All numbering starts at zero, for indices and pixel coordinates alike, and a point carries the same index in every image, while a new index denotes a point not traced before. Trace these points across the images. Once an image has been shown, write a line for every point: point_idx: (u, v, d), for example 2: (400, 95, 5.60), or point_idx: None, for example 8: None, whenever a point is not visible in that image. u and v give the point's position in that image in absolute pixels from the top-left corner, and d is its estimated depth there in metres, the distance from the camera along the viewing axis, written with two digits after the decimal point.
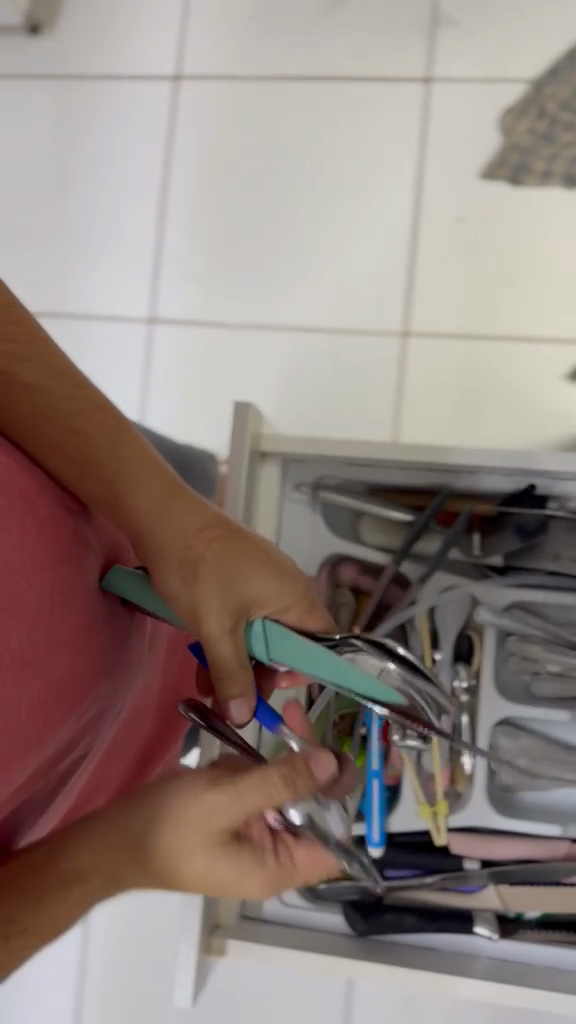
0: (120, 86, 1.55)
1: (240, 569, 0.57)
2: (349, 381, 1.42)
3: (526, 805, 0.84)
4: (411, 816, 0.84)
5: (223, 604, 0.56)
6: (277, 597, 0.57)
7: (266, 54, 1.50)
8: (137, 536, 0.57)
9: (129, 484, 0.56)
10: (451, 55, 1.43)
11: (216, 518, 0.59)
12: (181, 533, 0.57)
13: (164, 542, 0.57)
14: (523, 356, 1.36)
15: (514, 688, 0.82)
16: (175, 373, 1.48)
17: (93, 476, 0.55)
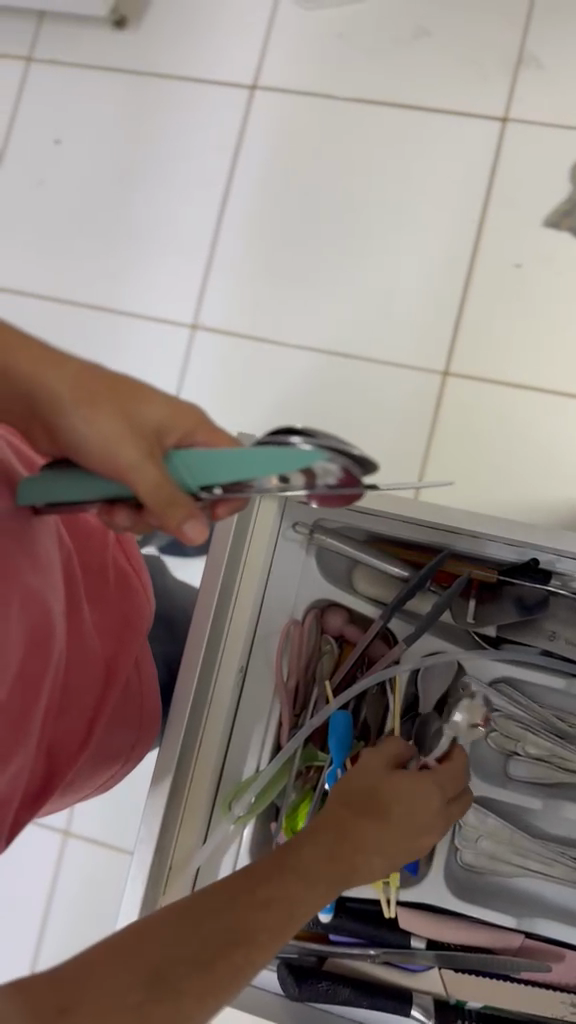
0: (194, 91, 1.55)
1: (133, 397, 0.54)
2: (379, 413, 1.39)
3: (491, 891, 0.75)
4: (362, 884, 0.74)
5: (127, 437, 0.52)
6: (176, 416, 0.54)
7: (346, 76, 1.48)
8: (34, 401, 0.55)
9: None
10: (531, 97, 1.40)
11: (90, 369, 0.55)
12: (64, 376, 0.54)
13: (56, 390, 0.54)
14: (562, 411, 1.33)
15: (491, 766, 0.76)
16: (209, 382, 1.47)
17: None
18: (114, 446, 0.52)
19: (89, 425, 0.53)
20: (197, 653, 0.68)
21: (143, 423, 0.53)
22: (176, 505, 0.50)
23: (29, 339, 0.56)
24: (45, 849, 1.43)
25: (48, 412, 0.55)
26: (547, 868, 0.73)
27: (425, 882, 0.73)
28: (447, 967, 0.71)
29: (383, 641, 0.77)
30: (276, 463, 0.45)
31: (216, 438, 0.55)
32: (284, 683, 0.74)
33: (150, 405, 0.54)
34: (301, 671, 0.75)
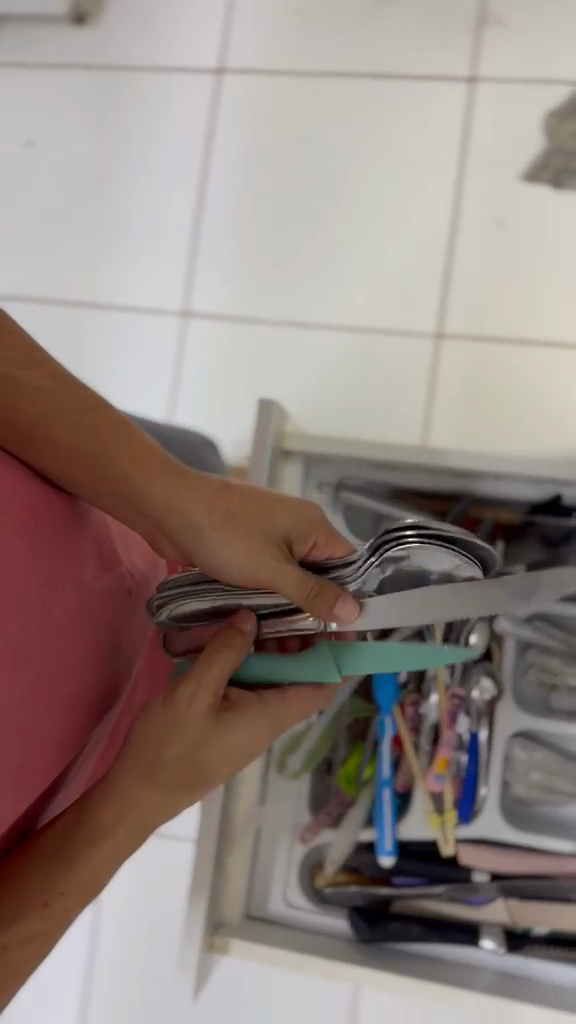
0: (161, 80, 1.55)
1: (267, 511, 0.60)
2: (378, 379, 1.41)
3: (543, 815, 0.80)
4: (421, 823, 0.80)
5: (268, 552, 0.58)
6: (305, 524, 0.60)
7: (311, 50, 1.49)
8: (168, 524, 0.60)
9: (144, 475, 0.58)
10: (498, 54, 1.41)
11: (220, 488, 0.60)
12: (205, 499, 0.59)
13: (192, 508, 0.59)
14: (557, 361, 1.34)
15: (534, 700, 0.81)
16: (205, 367, 1.48)
17: (114, 472, 0.58)
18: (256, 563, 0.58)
19: (228, 545, 0.59)
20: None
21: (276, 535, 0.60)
22: (323, 593, 0.57)
23: (166, 460, 0.60)
24: None
25: (180, 531, 0.60)
26: None
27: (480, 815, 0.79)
28: (511, 897, 0.76)
29: None
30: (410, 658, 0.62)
31: (333, 547, 0.61)
32: None
33: (282, 515, 0.60)
34: None
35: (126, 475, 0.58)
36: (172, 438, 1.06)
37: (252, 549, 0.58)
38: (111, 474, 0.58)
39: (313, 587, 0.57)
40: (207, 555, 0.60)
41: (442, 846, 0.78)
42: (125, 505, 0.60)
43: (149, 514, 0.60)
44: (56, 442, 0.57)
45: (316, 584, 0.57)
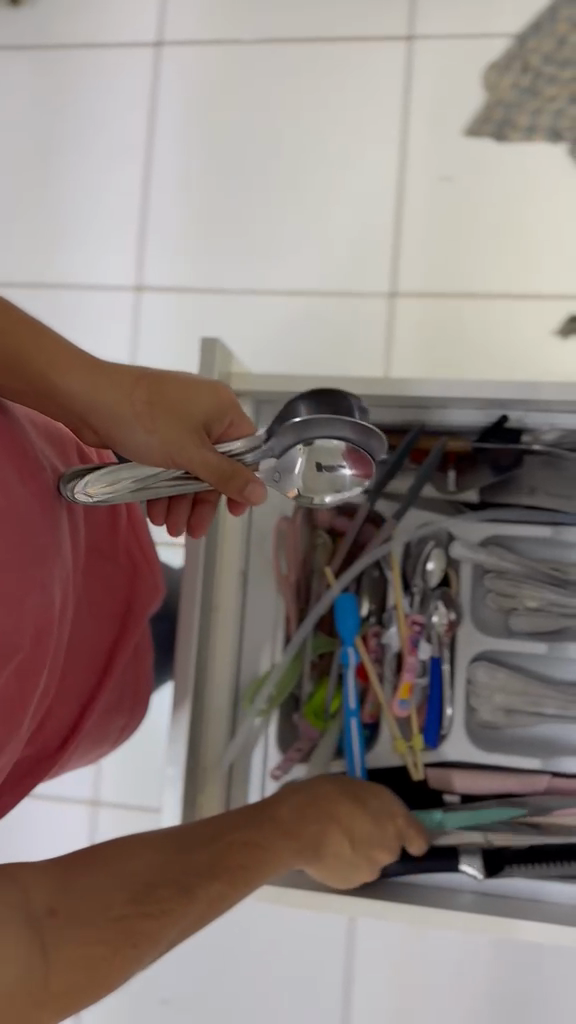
0: (98, 55, 1.54)
1: (184, 397, 0.61)
2: (335, 341, 1.41)
3: (514, 743, 0.75)
4: (389, 752, 0.75)
5: (186, 433, 0.60)
6: (221, 406, 0.62)
7: (248, 17, 1.49)
8: (91, 414, 0.62)
9: (60, 370, 0.61)
10: (433, 11, 1.42)
11: (135, 375, 0.62)
12: (125, 389, 0.61)
13: (112, 399, 0.61)
14: (509, 311, 1.36)
15: (494, 623, 0.76)
16: (163, 341, 1.47)
17: (25, 366, 0.60)
18: (178, 445, 0.60)
19: (150, 431, 0.61)
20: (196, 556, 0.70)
21: (196, 417, 0.61)
22: (236, 474, 0.57)
23: (82, 354, 0.62)
24: (75, 826, 1.40)
25: (104, 421, 0.62)
26: (564, 713, 0.73)
27: (447, 742, 0.74)
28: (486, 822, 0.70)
29: (373, 527, 0.78)
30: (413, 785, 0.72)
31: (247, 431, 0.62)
32: (285, 579, 0.75)
33: (202, 399, 0.61)
34: (300, 566, 0.76)
35: (43, 370, 0.61)
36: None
37: (170, 433, 0.60)
38: (27, 370, 0.60)
39: (224, 469, 0.57)
40: (132, 445, 0.62)
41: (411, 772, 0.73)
42: (48, 401, 0.62)
43: (73, 407, 0.62)
44: None
45: (232, 466, 0.57)
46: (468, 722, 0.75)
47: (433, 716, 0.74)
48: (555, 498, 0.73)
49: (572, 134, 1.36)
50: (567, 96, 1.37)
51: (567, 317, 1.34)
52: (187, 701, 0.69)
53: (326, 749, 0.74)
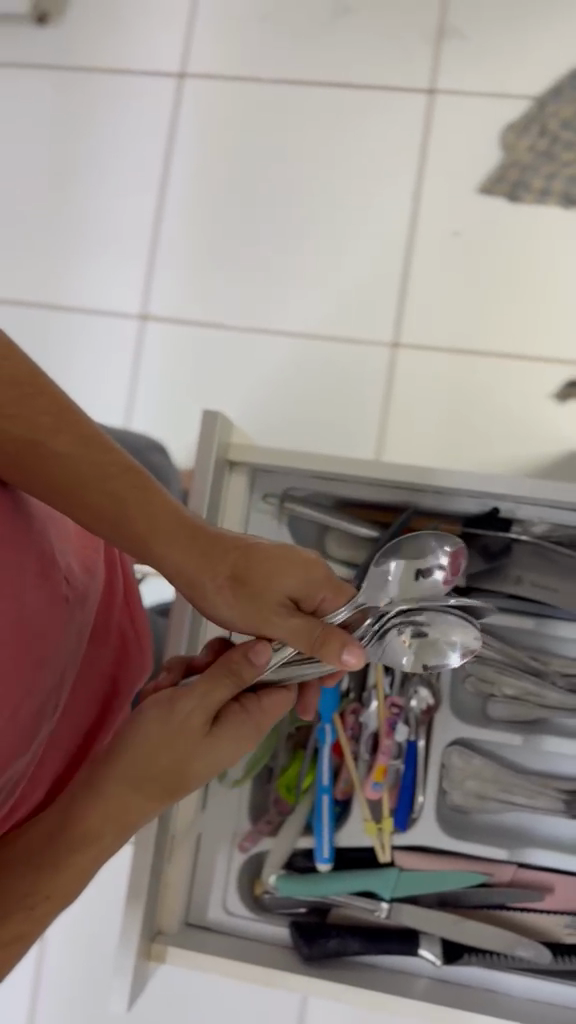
0: (122, 83, 1.55)
1: (275, 570, 0.55)
2: (335, 386, 1.42)
3: (482, 827, 0.77)
4: (358, 831, 0.76)
5: (274, 610, 0.56)
6: (310, 578, 0.56)
7: (274, 57, 1.49)
8: (177, 581, 0.57)
9: (155, 534, 0.55)
10: (456, 67, 1.43)
11: (234, 544, 0.56)
12: (216, 562, 0.56)
13: (199, 573, 0.56)
14: (510, 372, 1.37)
15: (470, 709, 0.77)
16: (165, 373, 1.48)
17: (119, 524, 0.55)
18: (267, 619, 0.56)
19: (236, 607, 0.56)
20: (181, 632, 0.76)
21: (285, 591, 0.56)
22: (331, 640, 0.54)
23: (176, 510, 0.56)
24: None
25: (191, 592, 0.57)
26: (535, 801, 0.75)
27: (416, 823, 0.75)
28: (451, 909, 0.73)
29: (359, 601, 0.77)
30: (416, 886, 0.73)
31: (339, 595, 0.57)
32: None
33: (290, 574, 0.56)
34: None
35: (134, 533, 0.56)
36: (119, 434, 1.05)
37: (256, 611, 0.56)
38: (116, 529, 0.56)
39: (318, 634, 0.55)
40: (215, 615, 0.58)
41: (378, 852, 0.75)
42: (130, 553, 0.57)
43: (157, 569, 0.57)
44: (70, 490, 0.55)
45: (317, 632, 0.55)
46: (439, 805, 0.77)
47: (403, 798, 0.76)
48: (541, 589, 0.73)
49: None
50: None
51: (566, 383, 1.35)
52: None
53: (296, 822, 0.76)
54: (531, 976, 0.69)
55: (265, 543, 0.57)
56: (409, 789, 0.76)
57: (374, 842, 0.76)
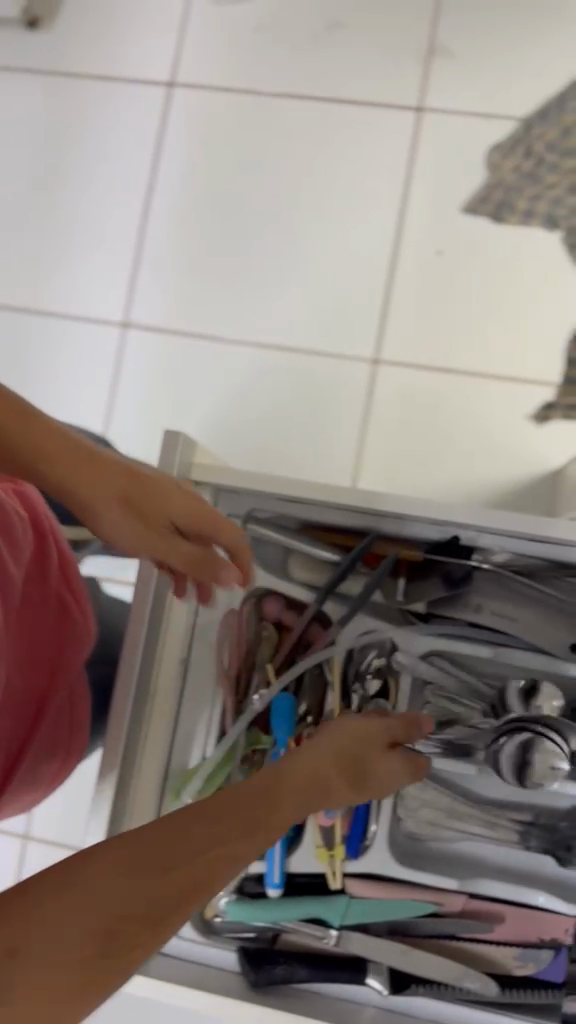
0: (112, 89, 1.55)
1: (162, 498, 0.65)
2: (315, 401, 1.42)
3: (437, 855, 0.77)
4: (308, 857, 0.76)
5: (157, 533, 0.65)
6: (192, 510, 0.66)
7: (264, 69, 1.49)
8: (68, 501, 0.64)
9: (51, 462, 0.62)
10: (445, 86, 1.43)
11: (122, 472, 0.64)
12: (104, 487, 0.64)
13: (89, 497, 0.63)
14: (489, 392, 1.37)
15: None
16: (145, 381, 1.48)
17: (15, 454, 0.61)
18: (150, 541, 0.65)
19: (125, 527, 0.65)
20: (139, 628, 0.69)
21: (170, 518, 0.65)
22: (206, 564, 0.67)
23: (70, 442, 0.63)
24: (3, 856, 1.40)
25: (80, 510, 0.65)
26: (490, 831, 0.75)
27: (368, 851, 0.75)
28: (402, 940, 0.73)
29: (319, 624, 0.77)
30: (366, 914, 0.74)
31: (225, 532, 0.67)
32: (224, 670, 0.75)
33: (177, 505, 0.65)
34: (240, 657, 0.76)
35: (31, 461, 0.62)
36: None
37: (142, 532, 0.65)
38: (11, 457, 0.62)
39: (197, 557, 0.66)
40: (103, 533, 0.66)
41: (329, 879, 0.74)
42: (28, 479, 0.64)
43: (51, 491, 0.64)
44: None
45: (203, 555, 0.66)
46: (394, 832, 0.77)
47: (355, 826, 0.75)
48: (500, 618, 0.73)
49: (567, 224, 1.37)
50: (567, 185, 1.38)
51: (544, 405, 1.35)
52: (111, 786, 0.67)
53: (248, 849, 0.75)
54: (479, 1010, 0.69)
55: (152, 472, 0.66)
56: (362, 817, 0.75)
57: (326, 869, 0.75)
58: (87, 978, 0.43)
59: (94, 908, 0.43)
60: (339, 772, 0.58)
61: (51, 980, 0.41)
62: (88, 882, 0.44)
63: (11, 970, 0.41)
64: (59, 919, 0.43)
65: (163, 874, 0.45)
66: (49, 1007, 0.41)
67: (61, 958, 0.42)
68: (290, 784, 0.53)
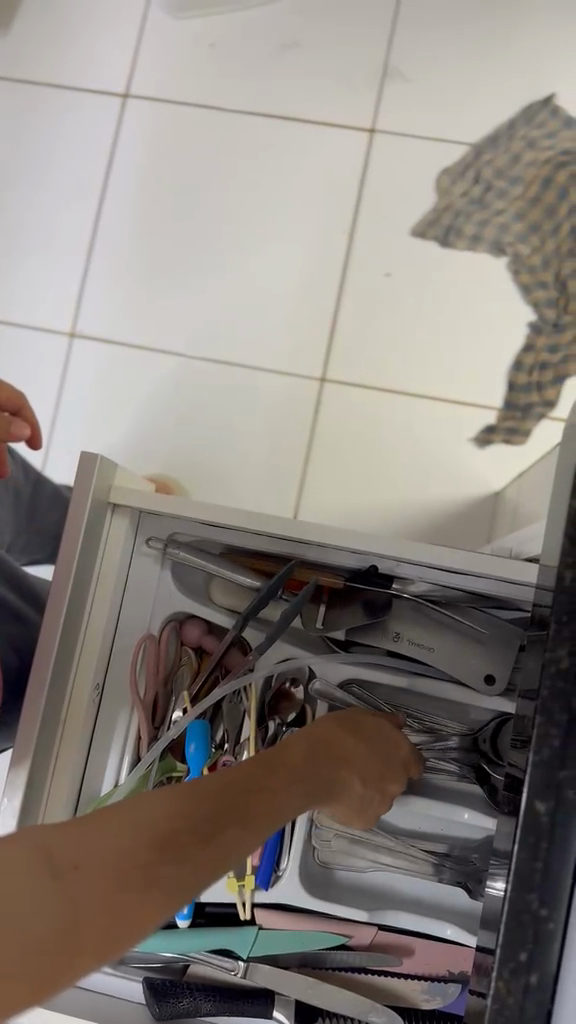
0: (66, 98, 1.54)
1: None
2: (258, 415, 1.41)
3: (345, 883, 0.78)
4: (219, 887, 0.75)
5: None
6: None
7: (219, 85, 1.49)
8: None
9: None
10: (397, 109, 1.44)
11: None
12: None
13: None
14: (431, 415, 1.37)
15: None
16: (90, 391, 1.47)
17: None
18: None
19: None
20: (51, 642, 0.66)
21: None
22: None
23: None
24: None
25: None
26: (400, 862, 0.75)
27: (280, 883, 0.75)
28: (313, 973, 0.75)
29: (239, 650, 0.77)
30: (280, 943, 0.75)
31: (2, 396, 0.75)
32: (141, 699, 0.75)
33: None
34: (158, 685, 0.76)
35: None
36: (22, 456, 1.03)
37: None
38: None
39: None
40: None
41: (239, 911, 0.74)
42: None
43: None
44: None
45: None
46: (307, 861, 0.77)
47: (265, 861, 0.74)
48: (417, 647, 0.74)
49: (513, 249, 1.37)
50: (512, 213, 1.36)
51: (485, 429, 1.36)
52: (25, 765, 0.65)
53: None
54: None
55: None
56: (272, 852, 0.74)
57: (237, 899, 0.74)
58: (113, 936, 0.38)
59: (155, 826, 0.42)
60: (344, 738, 0.61)
61: (115, 893, 0.39)
62: (142, 808, 0.42)
63: (74, 879, 0.38)
64: (118, 833, 0.41)
65: (215, 808, 0.44)
66: (110, 929, 0.38)
67: (126, 868, 0.40)
68: (302, 759, 0.54)
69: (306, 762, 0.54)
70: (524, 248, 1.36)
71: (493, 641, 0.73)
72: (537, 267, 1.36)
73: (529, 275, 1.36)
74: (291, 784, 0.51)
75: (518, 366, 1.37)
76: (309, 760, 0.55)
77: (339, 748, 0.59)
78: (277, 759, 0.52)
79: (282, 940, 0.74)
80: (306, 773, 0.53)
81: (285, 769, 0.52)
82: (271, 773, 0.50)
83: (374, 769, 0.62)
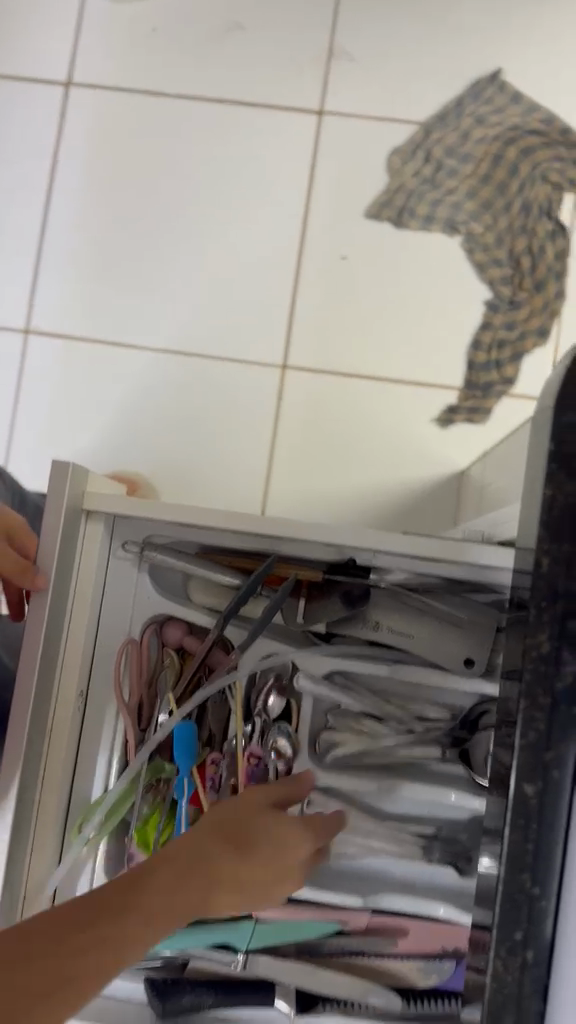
0: (6, 89, 1.50)
1: None
2: (221, 404, 1.41)
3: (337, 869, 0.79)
4: None
5: None
6: None
7: (164, 71, 1.47)
8: None
9: None
10: (344, 89, 1.44)
11: None
12: None
13: None
14: (393, 398, 1.38)
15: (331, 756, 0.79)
16: (50, 389, 1.45)
17: None
18: None
19: None
20: (33, 664, 0.65)
21: None
22: None
23: None
24: None
25: None
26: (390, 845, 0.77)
27: None
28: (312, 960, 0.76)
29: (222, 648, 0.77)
30: (276, 934, 0.76)
31: None
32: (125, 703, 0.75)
33: None
34: (142, 687, 0.76)
35: None
36: None
37: None
38: None
39: None
40: None
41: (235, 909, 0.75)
42: None
43: None
44: None
45: None
46: None
47: None
48: (397, 635, 0.75)
49: (466, 229, 1.37)
50: (465, 192, 1.37)
51: (448, 409, 1.37)
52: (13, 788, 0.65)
53: None
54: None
55: None
56: None
57: None
58: None
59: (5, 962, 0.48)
60: (223, 846, 0.60)
61: None
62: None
63: None
64: None
65: (68, 943, 0.49)
66: None
67: None
68: (176, 870, 0.56)
69: (190, 870, 0.56)
70: (478, 226, 1.37)
71: (470, 625, 0.75)
72: (491, 245, 1.37)
73: (484, 253, 1.37)
74: (160, 903, 0.53)
75: (477, 344, 1.37)
76: (188, 870, 0.56)
77: (224, 849, 0.59)
78: (155, 877, 0.55)
79: (278, 932, 0.76)
80: (186, 883, 0.56)
81: (157, 892, 0.54)
82: (140, 898, 0.53)
83: (260, 879, 0.61)
